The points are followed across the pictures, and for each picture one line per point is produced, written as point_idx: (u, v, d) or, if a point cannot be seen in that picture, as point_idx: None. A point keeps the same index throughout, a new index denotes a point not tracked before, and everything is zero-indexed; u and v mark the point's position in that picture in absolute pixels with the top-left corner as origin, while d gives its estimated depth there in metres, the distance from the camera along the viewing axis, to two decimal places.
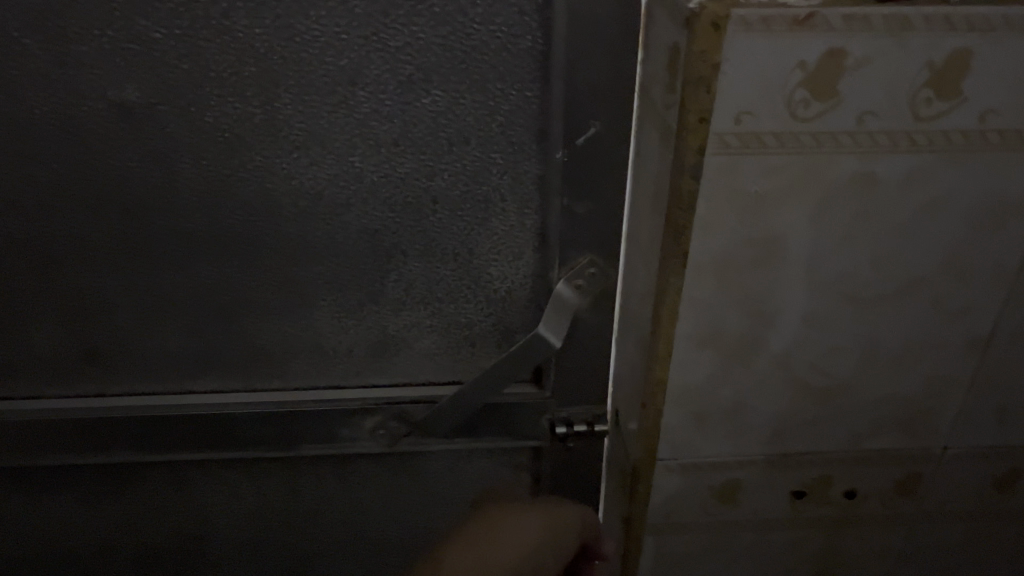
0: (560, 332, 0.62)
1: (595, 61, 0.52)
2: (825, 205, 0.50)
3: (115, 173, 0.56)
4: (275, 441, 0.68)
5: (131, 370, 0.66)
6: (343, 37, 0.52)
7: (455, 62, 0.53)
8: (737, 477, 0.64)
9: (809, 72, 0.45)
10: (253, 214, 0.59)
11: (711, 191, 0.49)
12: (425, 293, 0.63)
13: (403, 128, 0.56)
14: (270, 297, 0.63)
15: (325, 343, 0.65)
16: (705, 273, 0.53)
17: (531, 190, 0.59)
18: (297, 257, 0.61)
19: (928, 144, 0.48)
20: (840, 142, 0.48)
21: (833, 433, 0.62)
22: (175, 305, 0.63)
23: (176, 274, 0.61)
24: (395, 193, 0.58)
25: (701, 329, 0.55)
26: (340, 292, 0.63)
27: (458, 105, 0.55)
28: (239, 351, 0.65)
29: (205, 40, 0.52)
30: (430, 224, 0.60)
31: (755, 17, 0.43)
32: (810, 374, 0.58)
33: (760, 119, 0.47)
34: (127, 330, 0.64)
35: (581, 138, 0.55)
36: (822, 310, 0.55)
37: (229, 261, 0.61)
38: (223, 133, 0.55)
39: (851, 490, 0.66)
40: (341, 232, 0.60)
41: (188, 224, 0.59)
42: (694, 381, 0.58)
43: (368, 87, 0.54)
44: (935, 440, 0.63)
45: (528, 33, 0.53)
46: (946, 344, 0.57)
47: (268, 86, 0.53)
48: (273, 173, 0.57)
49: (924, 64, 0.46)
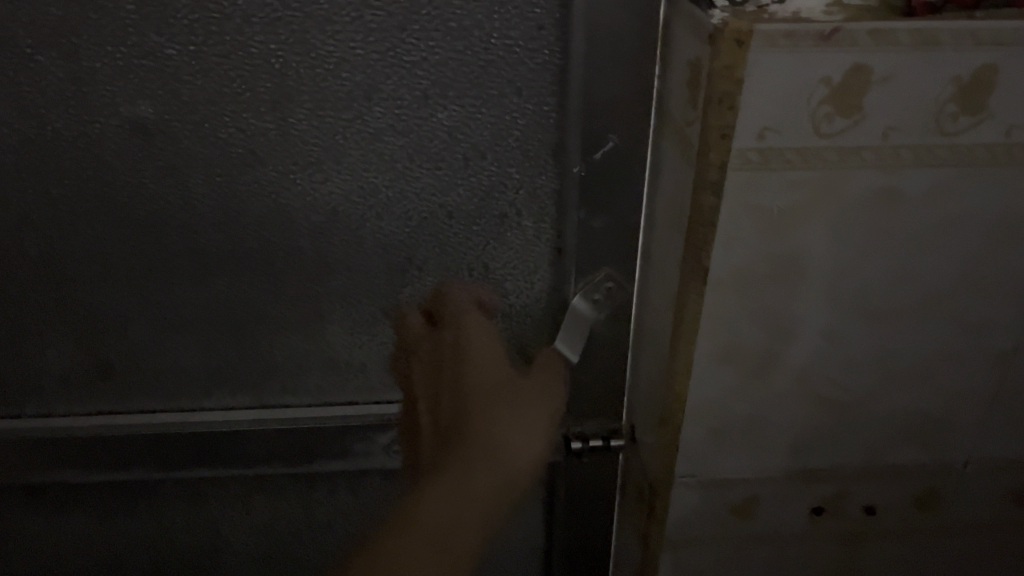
0: (577, 346, 0.61)
1: (614, 75, 0.51)
2: (848, 221, 0.50)
3: (128, 189, 0.56)
4: (287, 458, 0.67)
5: (143, 386, 0.65)
6: (358, 52, 0.51)
7: (471, 77, 0.52)
8: (756, 493, 0.64)
9: (833, 88, 0.45)
10: (267, 230, 0.58)
11: (733, 207, 0.49)
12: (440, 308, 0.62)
13: (418, 143, 0.55)
14: (283, 312, 0.62)
15: (338, 358, 0.65)
16: (725, 290, 0.52)
17: (547, 204, 0.58)
18: (311, 273, 0.60)
19: (953, 160, 0.48)
20: (863, 158, 0.47)
21: (853, 447, 0.61)
22: (188, 321, 0.62)
23: (189, 290, 0.60)
24: (409, 208, 0.58)
25: (721, 345, 0.55)
26: (353, 307, 0.62)
27: (474, 120, 0.54)
28: (251, 367, 0.65)
29: (218, 56, 0.51)
30: (444, 238, 0.59)
31: (778, 33, 0.43)
32: (830, 389, 0.58)
33: (784, 135, 0.46)
34: (139, 346, 0.63)
35: (598, 152, 0.54)
36: (843, 325, 0.54)
37: (242, 277, 0.60)
38: (236, 150, 0.54)
39: (870, 504, 0.65)
40: (355, 247, 0.59)
41: (201, 240, 0.58)
42: (713, 397, 0.58)
43: (383, 102, 0.53)
44: (954, 454, 0.62)
45: (546, 47, 0.52)
46: (967, 359, 0.57)
47: (283, 102, 0.53)
48: (287, 189, 0.56)
49: (949, 80, 0.45)
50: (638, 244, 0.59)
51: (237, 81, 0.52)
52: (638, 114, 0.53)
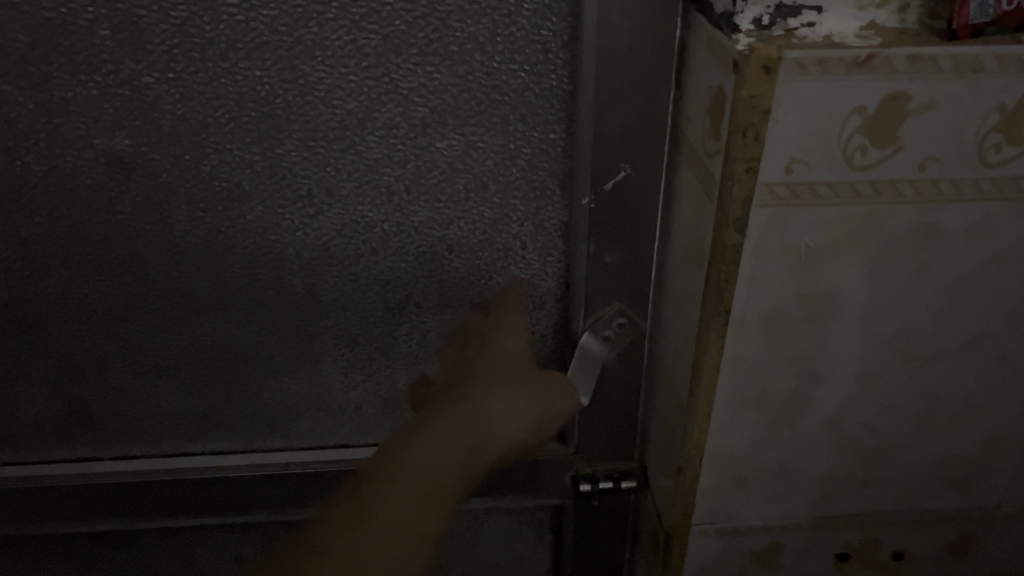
0: (587, 387, 0.57)
1: (626, 102, 0.48)
2: (881, 258, 0.46)
3: (106, 226, 0.52)
4: (278, 506, 0.63)
5: (126, 430, 0.61)
6: (350, 78, 0.47)
7: (473, 103, 0.49)
8: (779, 541, 0.60)
9: (868, 117, 0.41)
10: (255, 267, 0.54)
11: (758, 245, 0.45)
12: (440, 346, 0.59)
13: (416, 175, 0.51)
14: (273, 352, 0.58)
15: (333, 400, 0.61)
16: (749, 332, 0.49)
17: (554, 237, 0.55)
18: (303, 312, 0.57)
19: (994, 192, 0.44)
20: (899, 191, 0.44)
21: (882, 492, 0.58)
22: (173, 362, 0.58)
23: (173, 330, 0.57)
24: (407, 243, 0.54)
25: (743, 389, 0.51)
26: (348, 347, 0.58)
27: (476, 150, 0.51)
28: (239, 409, 0.61)
29: (200, 84, 0.47)
30: (445, 273, 0.56)
31: (810, 59, 0.39)
32: (859, 432, 0.54)
33: (814, 168, 0.43)
34: (120, 388, 0.59)
35: (609, 183, 0.51)
36: (874, 366, 0.51)
37: (229, 317, 0.56)
38: (221, 183, 0.51)
39: (899, 552, 0.62)
40: (350, 284, 0.56)
41: (186, 279, 0.55)
42: (733, 443, 0.54)
43: (378, 131, 0.50)
44: (990, 498, 0.59)
45: (553, 72, 0.48)
46: (1004, 399, 0.53)
47: (270, 132, 0.49)
48: (276, 224, 0.53)
49: (994, 107, 0.41)
50: (652, 279, 0.55)
51: (220, 110, 0.48)
52: (652, 142, 0.50)
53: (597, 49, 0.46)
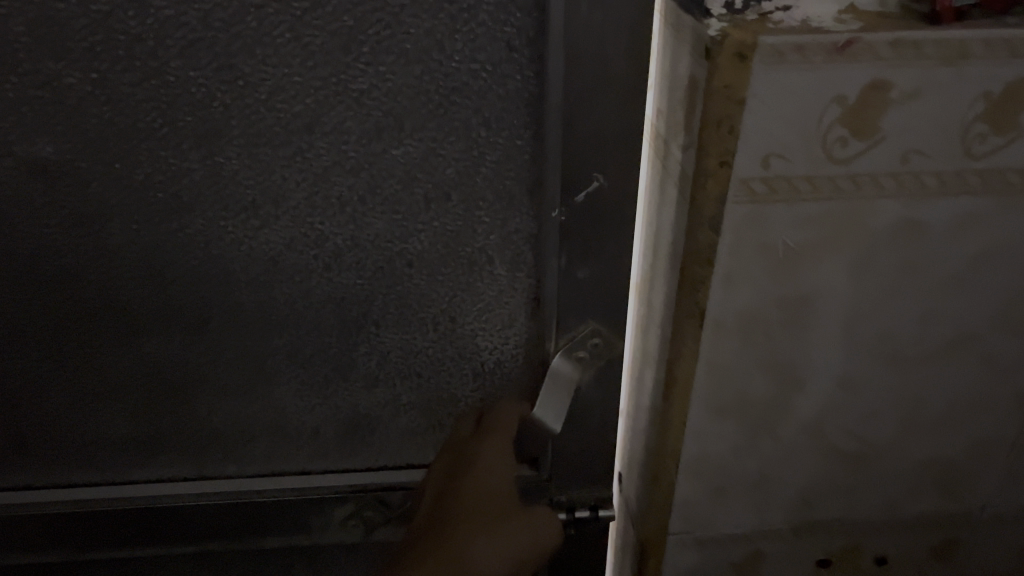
0: (560, 415, 0.53)
1: (598, 105, 0.43)
2: (864, 257, 0.44)
3: (33, 242, 0.48)
4: (232, 535, 0.59)
5: (66, 456, 0.57)
6: (295, 79, 0.43)
7: (431, 106, 0.44)
8: (760, 550, 0.58)
9: (847, 106, 0.39)
10: (198, 283, 0.50)
11: (735, 245, 0.43)
12: (400, 367, 0.55)
13: (371, 184, 0.47)
14: (222, 372, 0.54)
15: (289, 423, 0.57)
16: (727, 337, 0.46)
17: (522, 249, 0.50)
18: (252, 331, 0.52)
19: (980, 185, 0.42)
20: (881, 186, 0.41)
21: (866, 498, 0.56)
22: (116, 384, 0.54)
23: (113, 350, 0.53)
24: (362, 258, 0.50)
25: (721, 397, 0.49)
26: (303, 367, 0.54)
27: (436, 157, 0.46)
28: (189, 433, 0.57)
29: (128, 85, 0.43)
30: (406, 288, 0.51)
31: (787, 46, 0.37)
32: (841, 438, 0.52)
33: (792, 162, 0.40)
34: (59, 412, 0.55)
35: (581, 193, 0.47)
36: (856, 370, 0.49)
37: (172, 336, 0.52)
38: (156, 194, 0.46)
39: (882, 557, 0.60)
40: (303, 301, 0.51)
41: (124, 295, 0.50)
42: (713, 452, 0.52)
43: (328, 137, 0.45)
44: (976, 502, 0.57)
45: (518, 71, 0.43)
46: (992, 403, 0.51)
47: (208, 139, 0.45)
48: (218, 237, 0.48)
49: (980, 95, 0.39)
50: (629, 287, 0.52)
51: (152, 113, 0.44)
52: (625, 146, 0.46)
53: (564, 48, 0.42)
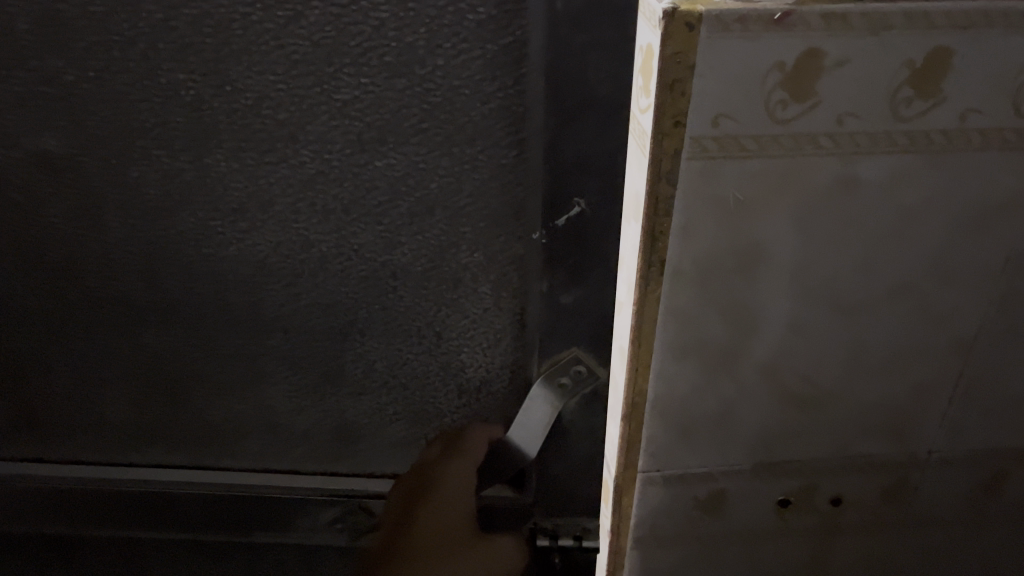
0: (546, 417, 0.77)
1: (578, 136, 0.63)
2: (808, 210, 0.49)
3: (64, 233, 0.76)
4: (227, 526, 0.93)
5: (65, 354, 0.84)
6: (279, 86, 0.65)
7: (399, 70, 0.63)
8: (722, 488, 0.63)
9: (786, 72, 0.44)
10: (196, 268, 0.77)
11: (690, 196, 0.48)
12: (416, 325, 0.79)
13: (356, 194, 0.71)
14: (218, 313, 0.80)
15: (278, 421, 0.87)
16: (686, 282, 0.51)
17: (504, 271, 0.74)
18: (249, 293, 0.78)
19: (910, 145, 0.47)
20: (820, 144, 0.47)
21: (819, 440, 0.61)
22: (109, 308, 0.81)
23: (111, 287, 0.80)
24: (354, 266, 0.75)
25: (683, 339, 0.54)
26: (294, 346, 0.82)
27: (420, 174, 0.69)
28: (166, 399, 0.87)
29: (120, 91, 0.67)
30: (393, 299, 0.77)
31: (730, 17, 0.42)
32: (794, 381, 0.57)
33: (738, 122, 0.45)
34: (66, 359, 0.85)
35: (565, 215, 0.67)
36: (805, 316, 0.54)
37: (134, 264, 0.78)
38: (147, 198, 0.73)
39: (836, 497, 0.65)
40: (300, 305, 0.78)
41: (119, 254, 0.77)
42: (678, 392, 0.57)
43: (347, 67, 0.63)
44: (920, 444, 0.62)
45: (500, 88, 0.63)
46: (929, 347, 0.57)
47: (312, 144, 0.68)
48: (209, 233, 0.74)
49: (904, 63, 0.44)
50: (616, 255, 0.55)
51: (146, 114, 0.68)
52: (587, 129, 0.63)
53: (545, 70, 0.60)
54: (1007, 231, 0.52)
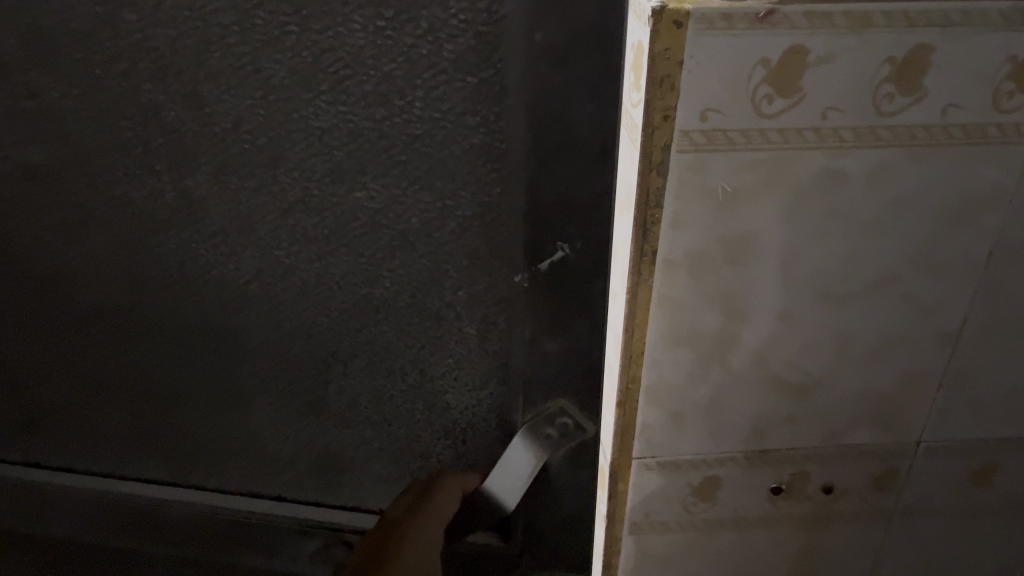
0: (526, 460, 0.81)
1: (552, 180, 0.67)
2: (795, 201, 0.51)
3: (65, 281, 0.86)
4: (223, 537, 1.01)
5: (64, 383, 0.94)
6: (256, 109, 0.69)
7: (395, 151, 0.69)
8: (716, 474, 0.65)
9: (772, 68, 0.46)
10: (177, 303, 0.85)
11: (681, 187, 0.50)
12: (398, 361, 0.84)
13: (334, 227, 0.75)
14: (204, 343, 0.87)
15: (266, 447, 0.95)
16: (677, 271, 0.53)
17: (482, 309, 0.78)
18: (235, 343, 0.86)
19: (893, 139, 0.49)
20: (805, 138, 0.49)
21: (811, 429, 0.63)
22: (117, 374, 0.92)
23: (114, 349, 0.90)
24: (334, 297, 0.80)
25: (675, 328, 0.56)
26: (272, 373, 0.88)
27: (400, 205, 0.72)
28: (163, 425, 0.95)
29: (109, 130, 0.73)
30: (369, 327, 0.82)
31: (717, 15, 0.44)
32: (786, 370, 0.59)
33: (726, 116, 0.47)
34: (71, 382, 0.94)
35: (550, 259, 0.72)
36: (794, 305, 0.56)
37: (133, 338, 0.89)
38: (128, 216, 0.79)
39: (829, 485, 0.66)
40: (281, 335, 0.84)
41: (105, 285, 0.85)
42: (672, 380, 0.59)
43: (325, 94, 0.67)
44: (911, 434, 0.64)
45: (479, 129, 0.67)
46: (916, 338, 0.58)
47: (293, 169, 0.72)
48: (194, 261, 0.80)
49: (886, 60, 0.46)
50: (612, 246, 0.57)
51: (129, 134, 0.73)
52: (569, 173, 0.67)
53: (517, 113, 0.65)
54: (991, 223, 0.53)
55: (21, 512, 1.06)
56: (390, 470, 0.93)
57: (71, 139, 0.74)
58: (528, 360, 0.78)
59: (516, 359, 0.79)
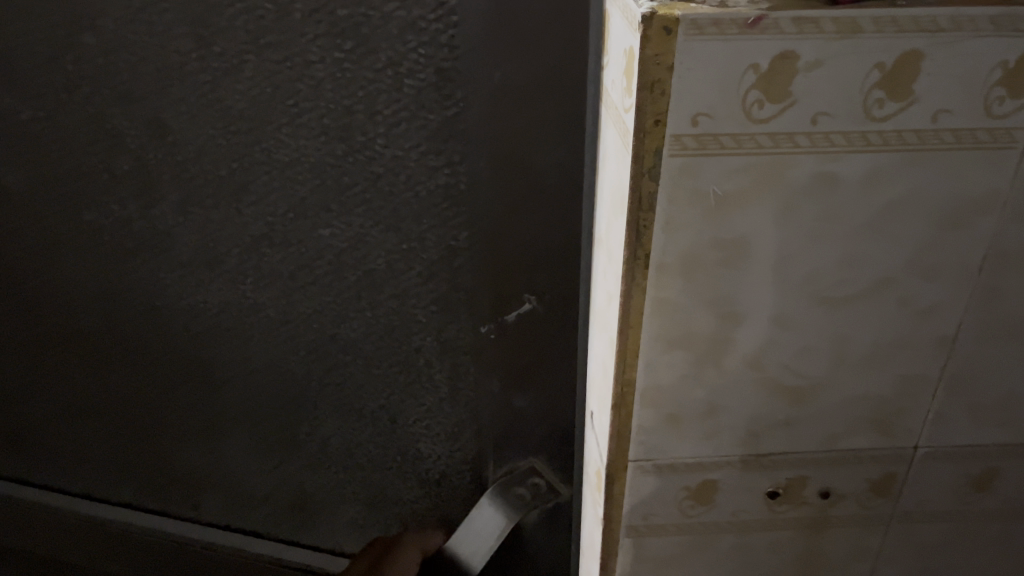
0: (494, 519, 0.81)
1: (513, 223, 0.68)
2: (788, 204, 0.51)
3: (60, 313, 0.88)
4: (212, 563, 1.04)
5: (64, 410, 0.97)
6: (221, 141, 0.70)
7: (357, 193, 0.71)
8: (713, 478, 0.65)
9: (761, 74, 0.46)
10: (159, 338, 0.86)
11: (673, 191, 0.50)
12: (368, 402, 0.85)
13: (302, 264, 0.76)
14: (189, 380, 0.89)
15: (250, 482, 0.96)
16: (671, 274, 0.54)
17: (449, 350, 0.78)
18: (217, 381, 0.88)
19: (884, 143, 0.50)
20: (797, 142, 0.49)
21: (807, 433, 0.63)
22: (112, 404, 0.94)
23: (108, 380, 0.92)
24: (304, 334, 0.81)
25: (669, 330, 0.56)
26: (255, 414, 0.89)
27: (366, 247, 0.74)
28: (155, 454, 0.97)
29: (89, 161, 0.75)
30: (340, 365, 0.83)
31: (706, 21, 0.44)
32: (782, 373, 0.59)
33: (717, 121, 0.48)
34: (69, 409, 0.96)
35: (517, 311, 0.73)
36: (788, 309, 0.56)
37: (125, 371, 0.90)
38: (106, 248, 0.81)
39: (826, 490, 0.66)
40: (253, 372, 0.86)
41: (97, 319, 0.87)
42: (667, 382, 0.59)
43: (285, 127, 0.68)
44: (909, 439, 0.64)
45: (442, 167, 0.67)
46: (912, 343, 0.58)
47: (258, 206, 0.73)
48: (168, 293, 0.82)
49: (875, 66, 0.47)
50: (607, 250, 0.57)
51: (103, 165, 0.75)
52: (533, 217, 0.67)
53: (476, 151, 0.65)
54: (985, 229, 0.53)
55: (19, 524, 1.09)
56: (367, 505, 0.93)
57: (55, 165, 0.77)
58: (495, 398, 0.79)
59: (484, 402, 0.80)
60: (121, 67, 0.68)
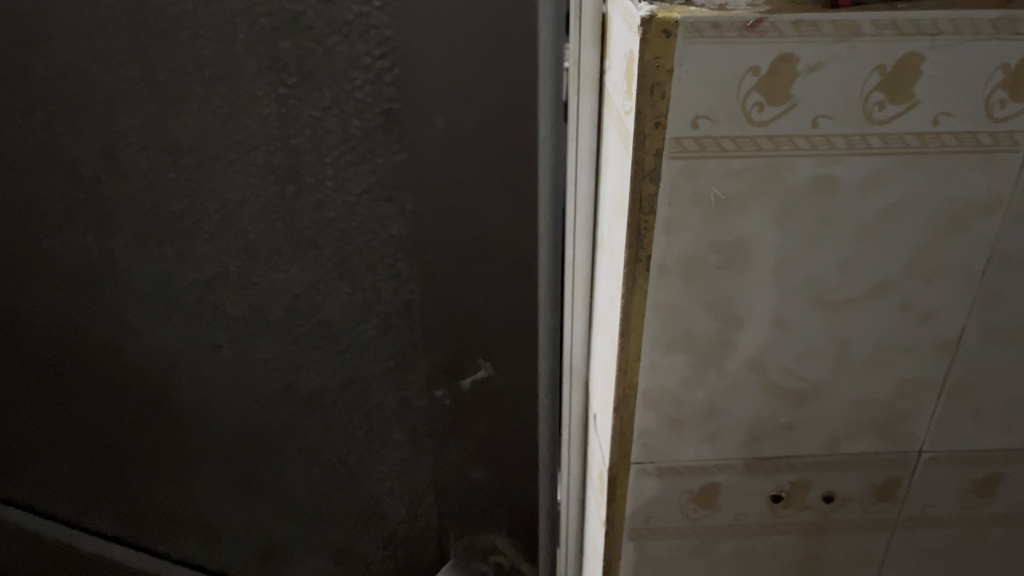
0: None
1: (466, 284, 0.68)
2: (787, 207, 0.51)
3: (22, 339, 0.85)
4: None
5: (28, 436, 0.94)
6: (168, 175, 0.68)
7: (306, 247, 0.70)
8: (715, 481, 0.65)
9: (761, 76, 0.47)
10: (116, 371, 0.84)
11: (673, 194, 0.50)
12: (330, 458, 0.84)
13: (253, 306, 0.75)
14: (153, 417, 0.86)
15: (217, 523, 0.94)
16: (671, 276, 0.54)
17: (406, 409, 0.79)
18: (178, 426, 0.86)
19: (884, 146, 0.50)
20: (797, 145, 0.49)
21: (809, 437, 0.63)
22: (77, 434, 0.91)
23: (72, 410, 0.89)
24: (257, 378, 0.79)
25: (670, 332, 0.57)
26: (223, 460, 0.87)
27: (316, 304, 0.73)
28: (120, 487, 0.94)
29: (45, 181, 0.72)
30: (294, 419, 0.82)
31: (705, 24, 0.45)
32: (783, 376, 0.59)
33: (716, 123, 0.48)
34: (35, 436, 0.94)
35: (471, 377, 0.74)
36: (790, 311, 0.56)
37: (87, 400, 0.88)
38: (60, 273, 0.78)
39: (829, 494, 0.66)
40: (211, 410, 0.83)
41: (59, 351, 0.85)
42: (668, 384, 0.59)
43: (234, 160, 0.66)
44: (912, 443, 0.64)
45: (392, 225, 0.67)
46: (914, 346, 0.58)
47: (211, 242, 0.71)
48: (125, 325, 0.80)
49: (876, 68, 0.47)
50: (611, 253, 0.57)
51: (55, 190, 0.73)
52: (483, 278, 0.68)
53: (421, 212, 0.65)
54: (987, 232, 0.53)
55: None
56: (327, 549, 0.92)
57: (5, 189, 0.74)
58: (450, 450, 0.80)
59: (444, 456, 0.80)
60: (75, 85, 0.66)
